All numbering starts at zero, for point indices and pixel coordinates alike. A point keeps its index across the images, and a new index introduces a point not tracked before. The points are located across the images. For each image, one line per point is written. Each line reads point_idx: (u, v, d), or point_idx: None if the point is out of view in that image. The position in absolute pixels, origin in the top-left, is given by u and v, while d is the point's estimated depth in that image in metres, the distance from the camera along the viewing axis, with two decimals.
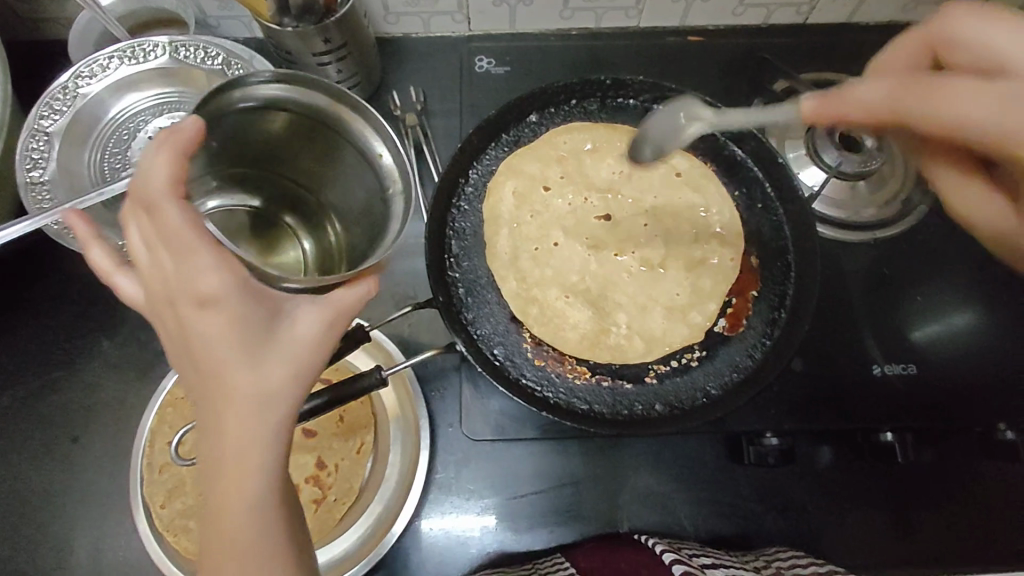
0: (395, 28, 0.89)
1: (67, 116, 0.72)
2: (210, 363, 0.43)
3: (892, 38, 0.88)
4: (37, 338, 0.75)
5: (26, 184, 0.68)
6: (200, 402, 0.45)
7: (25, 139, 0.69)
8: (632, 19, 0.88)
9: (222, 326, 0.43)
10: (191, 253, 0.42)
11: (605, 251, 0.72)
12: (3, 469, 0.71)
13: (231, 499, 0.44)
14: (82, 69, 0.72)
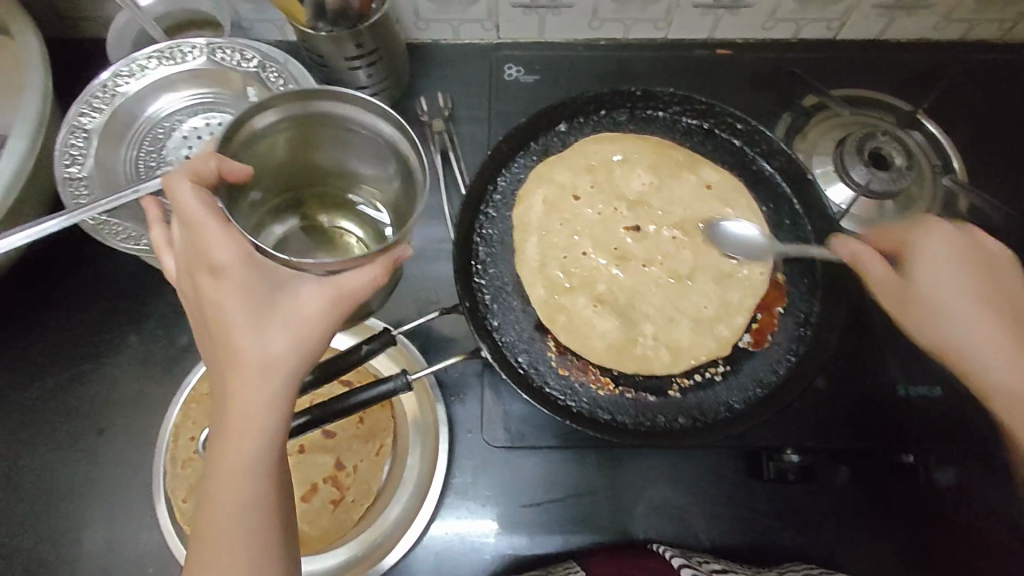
0: (425, 34, 0.90)
1: (106, 113, 0.73)
2: (218, 327, 0.49)
3: (924, 55, 0.88)
4: (68, 330, 0.77)
5: (65, 179, 0.69)
6: (212, 369, 0.50)
7: (65, 136, 0.70)
8: (661, 31, 0.89)
9: (228, 292, 0.49)
10: (207, 229, 0.49)
11: (633, 263, 0.72)
12: (30, 458, 0.73)
13: (230, 458, 0.47)
14: (122, 69, 0.73)
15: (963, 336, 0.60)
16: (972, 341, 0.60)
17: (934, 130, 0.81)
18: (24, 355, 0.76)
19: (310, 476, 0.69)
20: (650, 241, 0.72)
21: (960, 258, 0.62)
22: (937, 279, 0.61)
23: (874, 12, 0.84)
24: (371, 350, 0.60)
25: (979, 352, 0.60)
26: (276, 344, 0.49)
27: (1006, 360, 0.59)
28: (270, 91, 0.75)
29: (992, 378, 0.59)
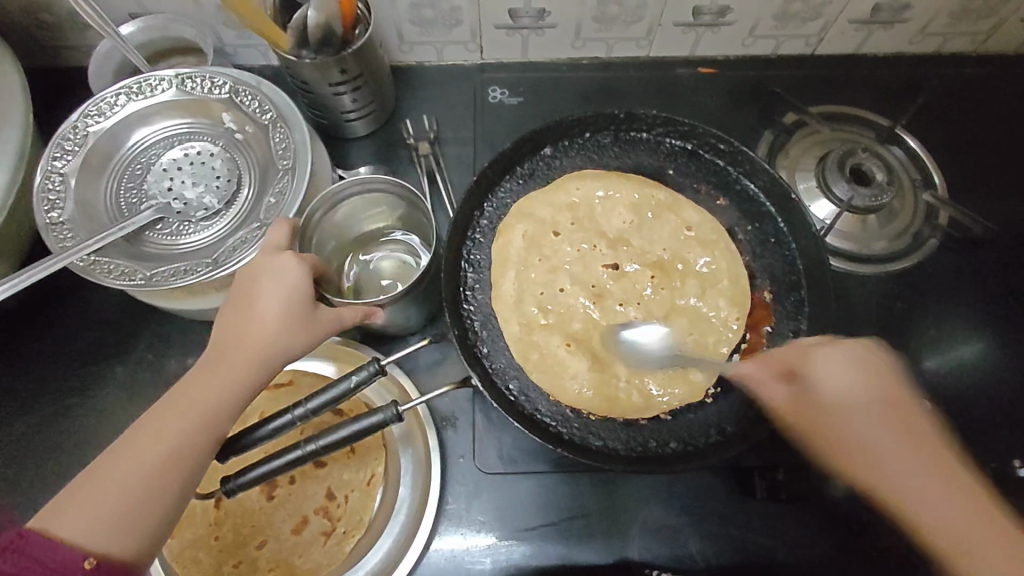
0: (409, 56, 0.91)
1: (80, 154, 0.71)
2: (256, 303, 0.56)
3: (900, 69, 0.89)
4: (53, 364, 0.76)
5: (48, 226, 0.67)
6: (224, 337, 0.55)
7: (41, 181, 0.68)
8: (643, 49, 0.90)
9: (275, 279, 0.57)
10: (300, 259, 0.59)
11: (610, 301, 0.71)
12: (14, 495, 0.71)
13: (194, 406, 0.51)
14: (90, 109, 0.72)
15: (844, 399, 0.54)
16: (847, 407, 0.54)
17: (914, 147, 0.83)
18: (7, 390, 0.75)
19: (302, 509, 0.69)
20: (630, 279, 0.72)
21: (861, 371, 0.54)
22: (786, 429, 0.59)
23: (851, 28, 0.86)
24: (361, 380, 0.59)
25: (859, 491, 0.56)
26: (288, 346, 0.56)
27: (879, 431, 0.53)
28: (247, 117, 0.74)
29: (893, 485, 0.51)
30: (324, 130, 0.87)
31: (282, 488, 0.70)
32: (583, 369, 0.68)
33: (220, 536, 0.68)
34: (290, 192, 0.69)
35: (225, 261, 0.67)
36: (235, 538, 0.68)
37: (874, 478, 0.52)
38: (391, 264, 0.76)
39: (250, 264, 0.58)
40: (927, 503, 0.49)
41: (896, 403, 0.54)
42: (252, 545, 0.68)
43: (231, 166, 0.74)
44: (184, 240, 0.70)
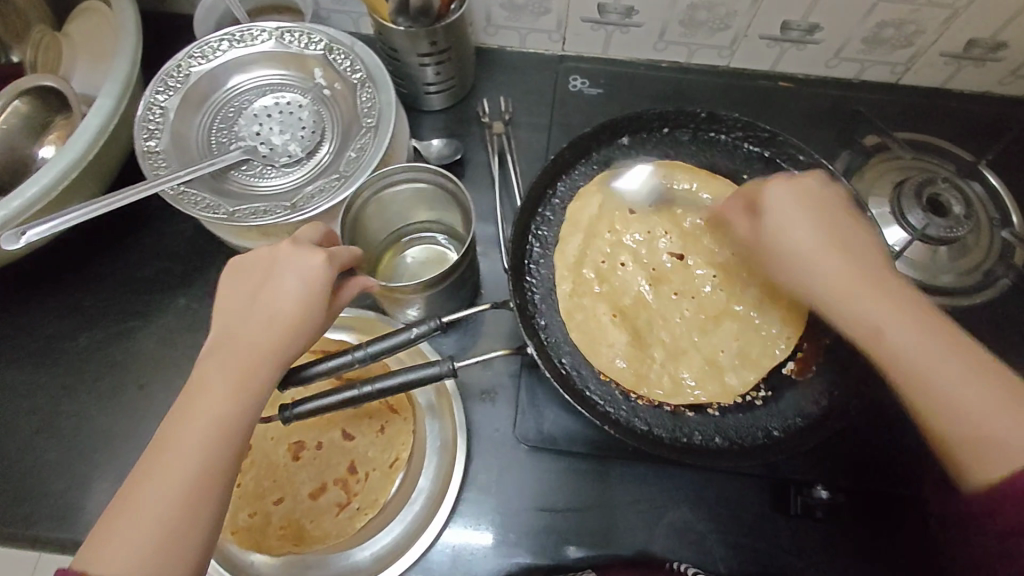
0: (493, 39, 0.93)
1: (180, 91, 0.74)
2: (272, 300, 0.52)
3: (986, 108, 0.88)
4: (123, 286, 0.80)
5: (144, 153, 0.70)
6: (232, 346, 0.50)
7: (143, 112, 0.71)
8: (724, 58, 0.90)
9: (296, 276, 0.53)
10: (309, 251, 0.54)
11: (666, 286, 0.73)
12: (74, 403, 0.75)
13: (204, 417, 0.47)
14: (194, 51, 0.75)
15: (818, 272, 0.57)
16: (919, 357, 0.51)
17: (995, 183, 0.81)
18: (79, 304, 0.79)
19: (323, 475, 0.71)
20: (688, 275, 0.73)
21: (829, 232, 0.58)
22: (827, 263, 0.57)
23: (941, 61, 0.84)
24: (421, 333, 0.61)
25: (837, 293, 0.56)
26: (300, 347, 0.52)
27: (953, 370, 0.50)
28: (338, 74, 0.76)
29: (936, 378, 0.50)
30: (404, 98, 0.90)
31: (309, 450, 0.73)
32: (620, 341, 0.69)
33: (242, 484, 0.70)
34: (372, 149, 0.71)
35: (303, 207, 0.69)
36: (254, 488, 0.70)
37: (910, 369, 0.51)
38: (427, 253, 0.79)
39: (269, 254, 0.54)
40: (947, 381, 0.50)
41: (891, 281, 0.56)
42: (269, 499, 0.70)
43: (317, 119, 0.77)
44: (265, 183, 0.73)
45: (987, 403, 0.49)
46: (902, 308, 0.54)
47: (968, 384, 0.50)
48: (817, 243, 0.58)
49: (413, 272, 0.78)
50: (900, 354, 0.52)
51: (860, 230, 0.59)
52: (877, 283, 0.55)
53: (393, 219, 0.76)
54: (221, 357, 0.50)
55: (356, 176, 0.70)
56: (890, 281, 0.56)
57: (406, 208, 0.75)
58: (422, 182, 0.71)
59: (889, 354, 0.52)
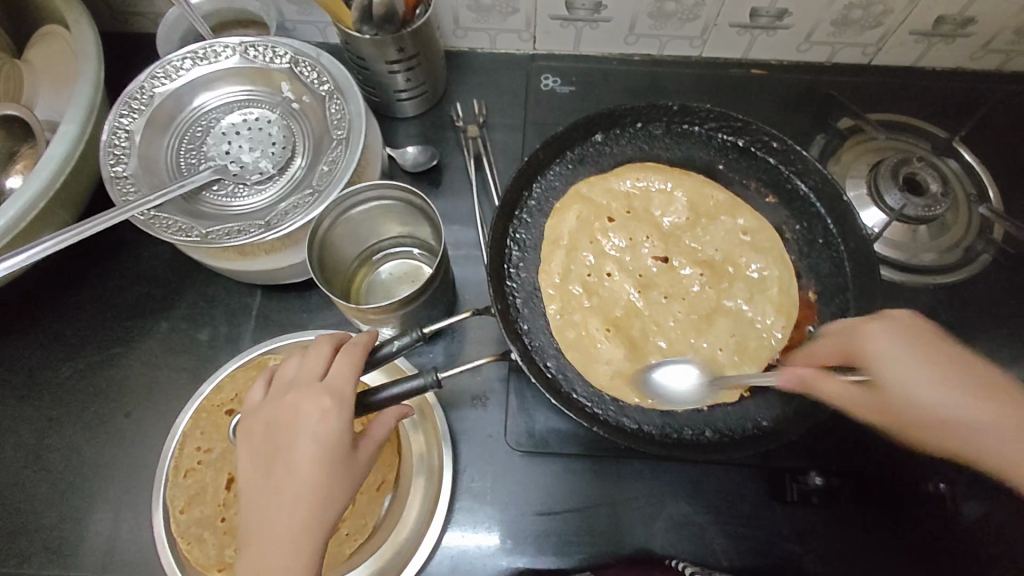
0: (463, 42, 0.92)
1: (145, 113, 0.73)
2: (287, 459, 0.52)
3: (958, 84, 0.88)
4: (101, 314, 0.78)
5: (111, 178, 0.68)
6: (271, 497, 0.52)
7: (108, 137, 0.70)
8: (696, 48, 0.90)
9: (306, 427, 0.53)
10: (310, 392, 0.54)
11: (654, 291, 0.71)
12: (58, 436, 0.74)
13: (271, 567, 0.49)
14: (157, 71, 0.73)
15: (922, 403, 0.51)
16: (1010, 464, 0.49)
17: (970, 160, 0.81)
18: (58, 335, 0.77)
19: None
20: (676, 275, 0.72)
21: (921, 348, 0.52)
22: (923, 384, 0.51)
23: (911, 39, 0.84)
24: (401, 347, 0.61)
25: (957, 421, 0.50)
26: (336, 494, 0.52)
27: None
28: (306, 87, 0.75)
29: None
30: (375, 107, 0.89)
31: None
32: (617, 356, 0.68)
33: (226, 519, 0.65)
34: (344, 161, 0.70)
35: (278, 224, 0.68)
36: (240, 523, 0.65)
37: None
38: (402, 269, 0.78)
39: (281, 404, 0.55)
40: None
41: (987, 386, 0.51)
42: None
43: (287, 133, 0.76)
44: (238, 202, 0.72)
45: (1017, 437, 0.49)
46: (952, 385, 0.51)
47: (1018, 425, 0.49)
48: (908, 361, 0.51)
49: (387, 288, 0.77)
50: (986, 452, 0.50)
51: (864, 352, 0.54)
52: (975, 402, 0.50)
53: (363, 238, 0.76)
54: (264, 512, 0.51)
55: (330, 191, 0.69)
56: (966, 370, 0.52)
57: (376, 226, 0.75)
58: (390, 198, 0.71)
59: (975, 452, 0.50)
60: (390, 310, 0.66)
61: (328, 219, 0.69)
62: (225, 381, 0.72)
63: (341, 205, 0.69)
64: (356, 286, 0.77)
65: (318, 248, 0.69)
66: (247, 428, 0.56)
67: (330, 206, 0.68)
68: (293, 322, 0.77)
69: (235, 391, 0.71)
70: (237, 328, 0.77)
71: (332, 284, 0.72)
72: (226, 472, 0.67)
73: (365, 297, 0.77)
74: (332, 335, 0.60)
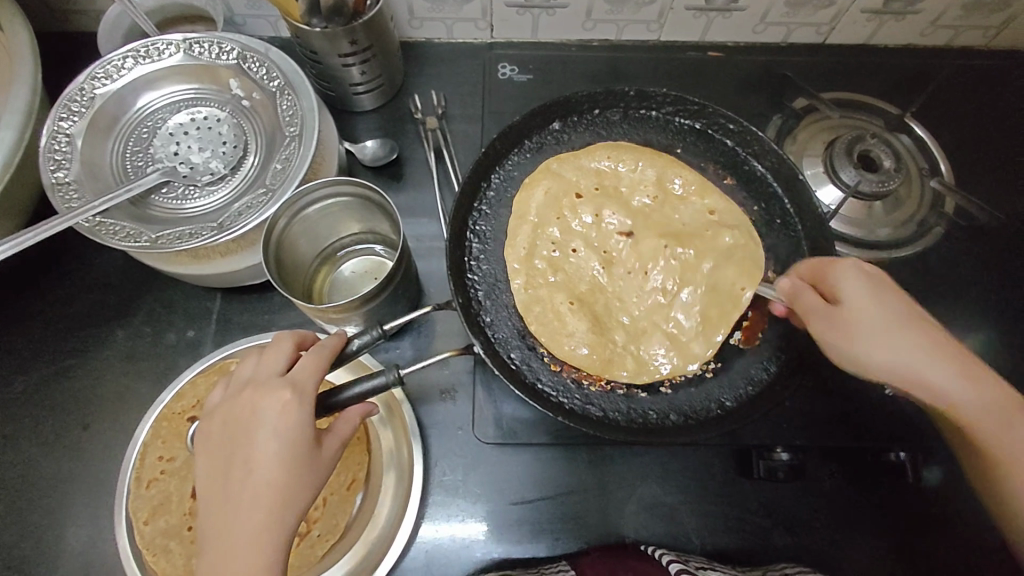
0: (419, 32, 0.90)
1: (86, 116, 0.70)
2: (248, 455, 0.51)
3: (910, 60, 0.89)
4: (53, 325, 0.76)
5: (53, 185, 0.66)
6: (232, 496, 0.51)
7: (47, 141, 0.67)
8: (653, 33, 0.90)
9: (268, 424, 0.52)
10: (270, 387, 0.54)
11: (619, 268, 0.72)
12: (14, 453, 0.71)
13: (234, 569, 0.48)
14: (97, 71, 0.71)
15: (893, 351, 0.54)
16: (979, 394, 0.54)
17: (922, 136, 0.82)
18: (8, 349, 0.75)
19: None
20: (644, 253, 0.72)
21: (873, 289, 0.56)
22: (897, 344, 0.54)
23: (863, 17, 0.85)
24: (362, 345, 0.60)
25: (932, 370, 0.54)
26: (301, 488, 0.52)
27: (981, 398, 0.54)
28: (255, 83, 0.73)
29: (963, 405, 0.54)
30: (332, 102, 0.87)
31: None
32: (580, 329, 0.68)
33: (193, 527, 0.64)
34: (298, 158, 0.69)
35: (231, 225, 0.66)
36: None
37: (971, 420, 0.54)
38: (364, 265, 0.77)
39: (241, 401, 0.54)
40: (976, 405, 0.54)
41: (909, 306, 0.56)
42: None
43: (238, 131, 0.74)
44: (189, 204, 0.70)
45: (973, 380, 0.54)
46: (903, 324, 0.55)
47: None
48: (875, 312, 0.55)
49: (349, 286, 0.76)
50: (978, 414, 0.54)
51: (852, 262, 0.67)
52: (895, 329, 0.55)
53: (322, 236, 0.74)
54: (224, 512, 0.50)
55: (284, 189, 0.67)
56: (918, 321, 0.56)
57: (334, 223, 0.74)
58: (346, 194, 0.70)
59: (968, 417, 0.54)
60: (353, 307, 0.66)
61: (284, 218, 0.67)
62: (186, 389, 0.70)
63: (296, 203, 0.67)
64: (317, 284, 0.75)
65: (275, 249, 0.68)
66: (203, 433, 0.55)
67: (285, 205, 0.66)
68: (254, 324, 0.76)
69: (196, 398, 0.69)
70: (197, 332, 0.76)
71: (291, 285, 0.71)
72: (190, 481, 0.66)
73: (327, 295, 0.75)
74: (293, 332, 0.59)
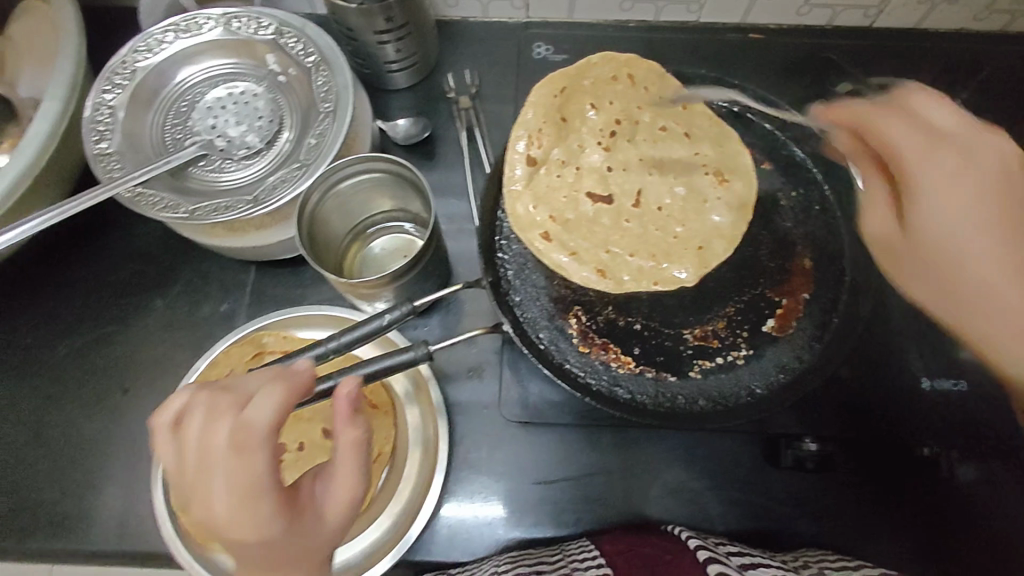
0: (454, 11, 0.90)
1: (128, 88, 0.71)
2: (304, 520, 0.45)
3: (962, 45, 0.86)
4: (95, 293, 0.78)
5: (96, 155, 0.68)
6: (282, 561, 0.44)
7: (91, 113, 0.69)
8: (693, 14, 0.87)
9: (223, 483, 0.42)
10: (249, 450, 0.42)
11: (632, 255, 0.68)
12: (56, 414, 0.74)
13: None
14: (139, 45, 0.72)
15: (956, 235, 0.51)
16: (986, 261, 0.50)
17: None
18: (52, 314, 0.77)
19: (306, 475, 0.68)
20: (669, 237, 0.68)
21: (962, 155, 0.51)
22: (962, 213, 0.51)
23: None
24: (393, 320, 0.61)
25: (961, 222, 0.51)
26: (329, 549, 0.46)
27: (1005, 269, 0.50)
28: (291, 59, 0.73)
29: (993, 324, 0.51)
30: (365, 80, 0.87)
31: (292, 452, 0.70)
32: (610, 312, 0.67)
33: None
34: (332, 134, 0.69)
35: (266, 199, 0.67)
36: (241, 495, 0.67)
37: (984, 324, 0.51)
38: (394, 243, 0.77)
39: (235, 451, 0.42)
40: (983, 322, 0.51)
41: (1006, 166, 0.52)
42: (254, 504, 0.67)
43: (275, 106, 0.74)
44: (225, 177, 0.71)
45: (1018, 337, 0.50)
46: (1013, 257, 0.50)
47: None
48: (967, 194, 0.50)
49: (380, 264, 0.77)
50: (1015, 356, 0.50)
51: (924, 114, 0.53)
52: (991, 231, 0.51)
53: (354, 212, 0.75)
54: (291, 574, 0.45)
55: (318, 165, 0.68)
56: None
57: (365, 200, 0.74)
58: (378, 171, 0.70)
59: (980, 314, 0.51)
60: (382, 283, 0.66)
61: (319, 192, 0.68)
62: (220, 357, 0.72)
63: (329, 176, 0.68)
64: (348, 262, 0.76)
65: (308, 222, 0.68)
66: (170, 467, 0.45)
67: (319, 179, 0.67)
68: (287, 298, 0.77)
69: (230, 367, 0.71)
70: (231, 305, 0.77)
71: (322, 260, 0.72)
72: None
73: (359, 272, 0.76)
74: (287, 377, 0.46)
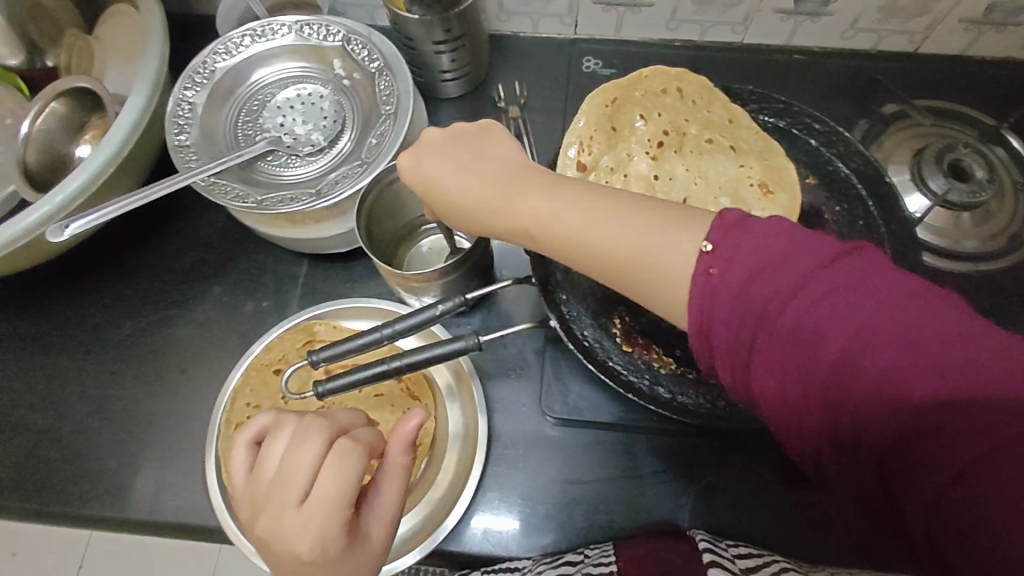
0: (506, 26, 0.94)
1: (207, 87, 0.76)
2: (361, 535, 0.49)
3: (1007, 73, 0.86)
4: (159, 277, 0.83)
5: (175, 147, 0.73)
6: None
7: (173, 108, 0.74)
8: (737, 35, 0.90)
9: (311, 485, 0.46)
10: (347, 454, 0.47)
11: None
12: (118, 389, 0.78)
13: None
14: (219, 47, 0.77)
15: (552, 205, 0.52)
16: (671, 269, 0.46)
17: (1019, 146, 0.79)
18: (119, 296, 0.82)
19: None
20: None
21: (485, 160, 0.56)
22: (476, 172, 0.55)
23: (959, 26, 0.83)
24: (445, 311, 0.63)
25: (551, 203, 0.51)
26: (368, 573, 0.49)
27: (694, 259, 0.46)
28: (357, 63, 0.78)
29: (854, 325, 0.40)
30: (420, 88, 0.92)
31: None
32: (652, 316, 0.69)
33: None
34: (392, 134, 0.73)
35: (329, 193, 0.70)
36: None
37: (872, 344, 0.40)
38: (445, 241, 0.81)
39: (329, 460, 0.46)
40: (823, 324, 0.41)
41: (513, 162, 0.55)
42: None
43: (339, 108, 0.79)
44: (290, 171, 0.75)
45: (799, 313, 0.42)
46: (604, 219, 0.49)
47: (737, 294, 0.43)
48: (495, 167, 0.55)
49: (431, 260, 0.80)
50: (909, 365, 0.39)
51: (491, 138, 0.58)
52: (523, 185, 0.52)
53: (407, 210, 0.78)
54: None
55: (378, 161, 0.71)
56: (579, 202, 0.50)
57: (419, 198, 0.77)
58: None
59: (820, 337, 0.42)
60: (433, 277, 0.69)
61: (378, 188, 0.72)
62: (274, 343, 0.76)
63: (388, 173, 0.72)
64: (402, 256, 0.80)
65: (366, 215, 0.72)
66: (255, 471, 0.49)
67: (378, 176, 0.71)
68: (338, 291, 0.81)
69: (282, 353, 0.75)
70: (284, 295, 0.81)
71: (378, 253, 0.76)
72: None
73: (411, 266, 0.80)
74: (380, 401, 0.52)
